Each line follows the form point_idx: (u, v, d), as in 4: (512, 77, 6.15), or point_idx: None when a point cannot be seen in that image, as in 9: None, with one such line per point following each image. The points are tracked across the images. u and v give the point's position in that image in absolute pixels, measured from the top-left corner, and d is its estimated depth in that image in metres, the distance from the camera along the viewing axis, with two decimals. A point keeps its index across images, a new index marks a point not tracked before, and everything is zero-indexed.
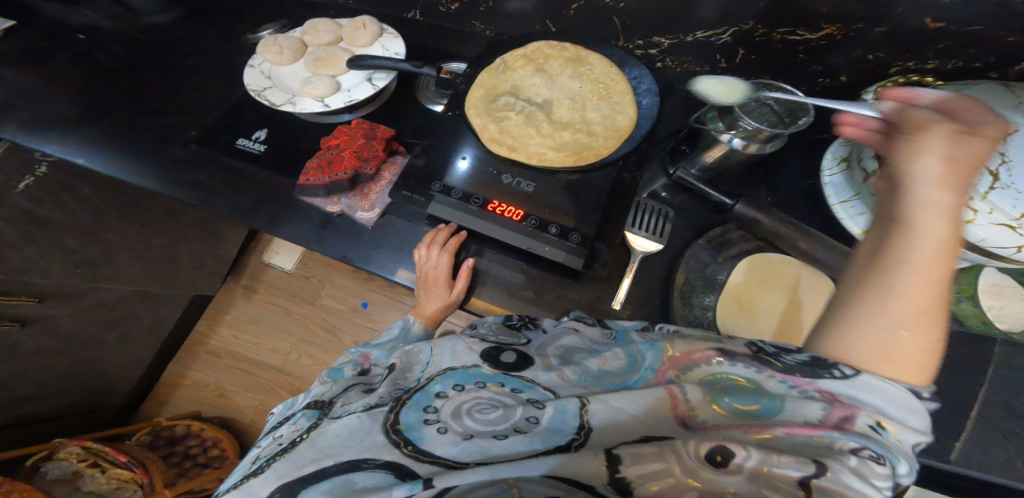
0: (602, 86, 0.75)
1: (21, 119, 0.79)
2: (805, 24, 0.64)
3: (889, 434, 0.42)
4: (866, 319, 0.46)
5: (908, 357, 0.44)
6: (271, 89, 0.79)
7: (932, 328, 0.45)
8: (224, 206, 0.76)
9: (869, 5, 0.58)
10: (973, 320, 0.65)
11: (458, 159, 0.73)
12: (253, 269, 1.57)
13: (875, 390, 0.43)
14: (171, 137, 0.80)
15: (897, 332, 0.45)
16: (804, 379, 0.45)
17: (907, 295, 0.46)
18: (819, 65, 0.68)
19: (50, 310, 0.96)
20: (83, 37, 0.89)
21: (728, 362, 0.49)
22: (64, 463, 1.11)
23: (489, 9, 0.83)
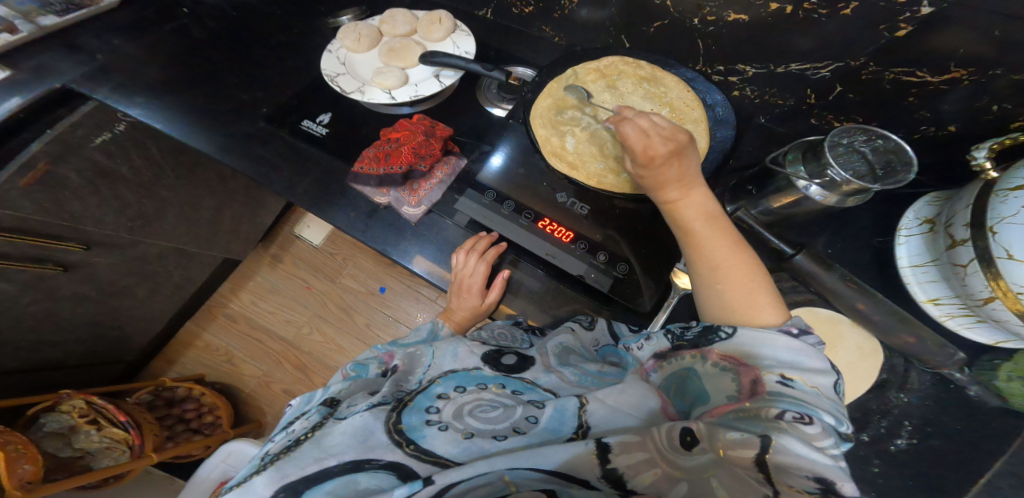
0: (674, 111, 0.72)
1: (107, 80, 0.82)
2: (929, 65, 0.58)
3: (797, 385, 0.46)
4: (700, 291, 0.58)
5: (737, 301, 0.54)
6: (343, 76, 0.79)
7: (740, 275, 0.55)
8: (278, 183, 0.76)
9: (1004, 48, 0.52)
10: (1019, 399, 0.62)
11: (493, 155, 0.74)
12: (283, 240, 1.58)
13: (761, 347, 0.49)
14: (241, 112, 0.81)
15: (719, 290, 0.55)
16: (709, 353, 0.51)
17: (716, 259, 0.57)
18: (928, 112, 0.63)
19: (94, 258, 0.97)
20: (185, 10, 0.91)
21: (667, 365, 0.54)
22: (64, 416, 1.13)
23: (564, 16, 0.82)
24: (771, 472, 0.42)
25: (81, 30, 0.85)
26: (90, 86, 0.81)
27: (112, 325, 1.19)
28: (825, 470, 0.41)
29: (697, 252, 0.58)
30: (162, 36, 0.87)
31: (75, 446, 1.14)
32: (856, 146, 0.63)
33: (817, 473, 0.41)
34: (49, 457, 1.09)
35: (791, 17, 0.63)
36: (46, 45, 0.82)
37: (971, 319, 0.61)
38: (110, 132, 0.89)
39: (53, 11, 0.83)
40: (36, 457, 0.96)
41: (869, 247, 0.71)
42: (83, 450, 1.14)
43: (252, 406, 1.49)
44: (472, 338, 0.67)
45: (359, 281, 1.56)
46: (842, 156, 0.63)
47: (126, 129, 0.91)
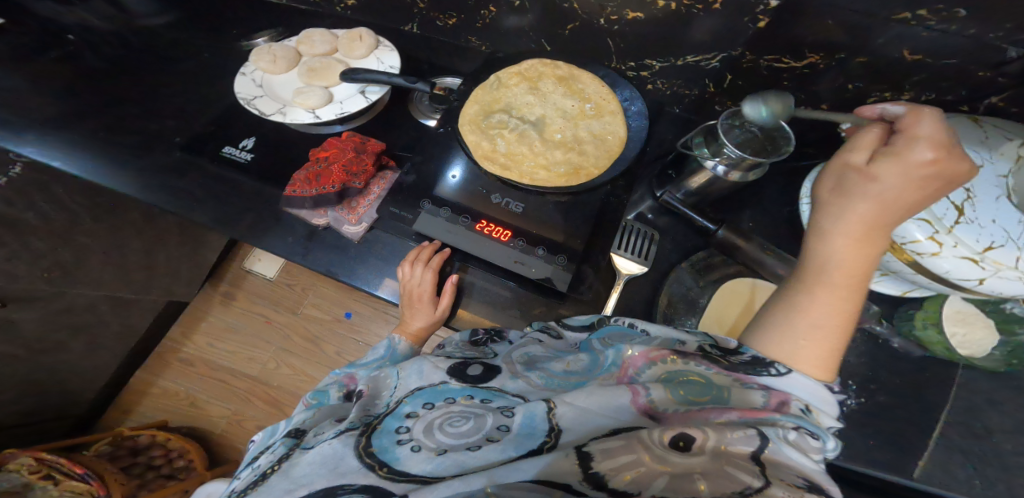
0: (593, 105, 0.76)
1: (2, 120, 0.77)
2: (792, 52, 0.64)
3: (815, 416, 0.46)
4: (776, 335, 0.53)
5: (817, 362, 0.50)
6: (261, 98, 0.79)
7: (826, 341, 0.51)
8: (207, 214, 0.75)
9: (851, 34, 0.57)
10: (937, 347, 0.68)
11: (448, 175, 0.73)
12: (233, 276, 1.54)
13: (802, 385, 0.48)
14: (158, 144, 0.79)
15: (801, 345, 0.51)
16: (745, 373, 0.49)
17: (820, 316, 0.52)
18: (800, 92, 0.69)
19: (12, 315, 0.93)
20: (72, 36, 0.89)
21: (682, 361, 0.52)
22: (14, 475, 1.07)
23: (487, 25, 0.84)
24: (764, 466, 0.43)
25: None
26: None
27: (47, 384, 1.14)
28: (818, 475, 0.43)
29: (806, 297, 0.53)
30: (68, 75, 0.85)
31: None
32: (747, 126, 0.65)
33: (807, 475, 0.43)
34: None
35: (678, 13, 0.67)
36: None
37: (879, 275, 0.67)
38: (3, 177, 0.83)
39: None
40: None
41: (784, 219, 0.76)
42: None
43: (226, 446, 1.43)
44: (437, 354, 0.66)
45: (321, 309, 1.53)
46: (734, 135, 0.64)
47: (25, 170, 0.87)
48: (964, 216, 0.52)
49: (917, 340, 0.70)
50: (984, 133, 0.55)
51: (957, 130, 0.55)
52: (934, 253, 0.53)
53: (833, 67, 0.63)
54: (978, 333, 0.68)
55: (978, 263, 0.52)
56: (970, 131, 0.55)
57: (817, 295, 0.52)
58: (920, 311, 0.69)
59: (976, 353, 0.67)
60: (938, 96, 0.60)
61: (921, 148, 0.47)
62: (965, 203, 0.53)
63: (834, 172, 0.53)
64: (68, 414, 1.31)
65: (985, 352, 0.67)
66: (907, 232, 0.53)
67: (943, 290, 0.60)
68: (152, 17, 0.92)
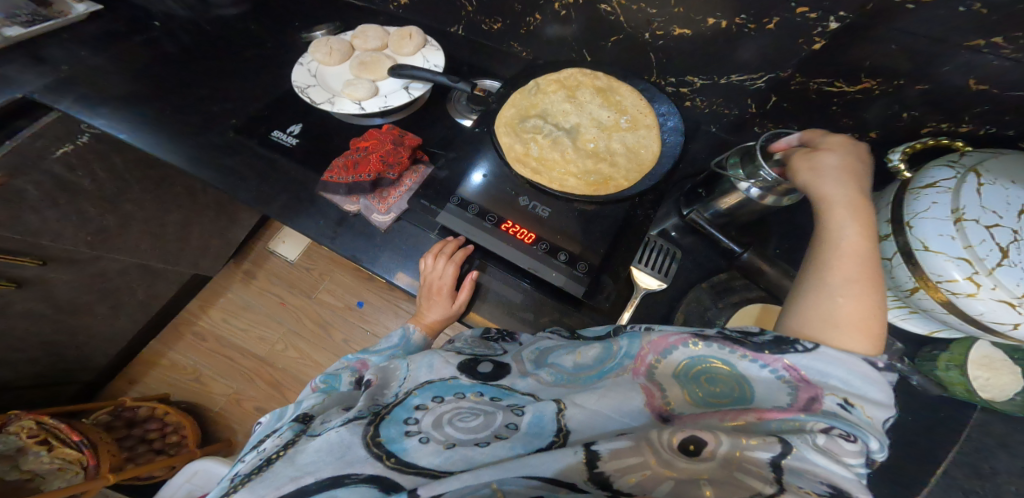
0: (629, 118, 0.77)
1: (83, 92, 0.82)
2: (844, 76, 0.64)
3: (857, 412, 0.44)
4: (807, 299, 0.52)
5: (857, 318, 0.49)
6: (314, 87, 0.81)
7: (866, 297, 0.50)
8: (243, 191, 0.76)
9: (915, 61, 0.57)
10: (958, 388, 0.68)
11: (474, 173, 0.74)
12: (256, 255, 1.56)
13: (833, 359, 0.47)
14: (206, 122, 0.81)
15: (838, 302, 0.50)
16: (771, 357, 0.48)
17: (851, 274, 0.51)
18: (852, 119, 0.70)
19: (51, 275, 0.94)
20: (160, 25, 0.92)
21: (703, 345, 0.51)
22: (13, 437, 1.08)
23: (530, 32, 0.86)
24: (783, 474, 0.42)
25: (41, 39, 0.87)
26: (52, 97, 0.82)
27: (67, 345, 1.16)
28: (847, 482, 0.41)
29: (835, 259, 0.52)
30: (127, 50, 0.88)
31: (23, 468, 1.11)
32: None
33: (833, 482, 0.41)
34: None
35: (727, 32, 0.68)
36: (11, 53, 0.83)
37: (906, 310, 0.67)
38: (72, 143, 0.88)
39: (19, 22, 0.85)
40: None
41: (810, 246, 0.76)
42: (30, 472, 1.12)
43: (220, 424, 1.45)
44: (447, 349, 0.67)
45: (334, 295, 1.54)
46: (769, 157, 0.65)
47: (88, 138, 0.90)
48: (1008, 259, 0.51)
49: (937, 379, 0.69)
50: None
51: (1012, 169, 0.54)
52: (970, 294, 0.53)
53: (889, 94, 0.63)
54: (1003, 378, 0.67)
55: (1016, 307, 0.51)
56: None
57: (844, 256, 0.52)
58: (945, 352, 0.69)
59: (998, 397, 0.67)
60: (997, 130, 0.59)
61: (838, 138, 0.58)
62: (1011, 246, 0.51)
63: (802, 160, 0.59)
64: (81, 377, 1.34)
65: (1007, 397, 0.67)
66: (945, 270, 0.54)
67: (973, 332, 0.59)
68: (227, 8, 0.95)
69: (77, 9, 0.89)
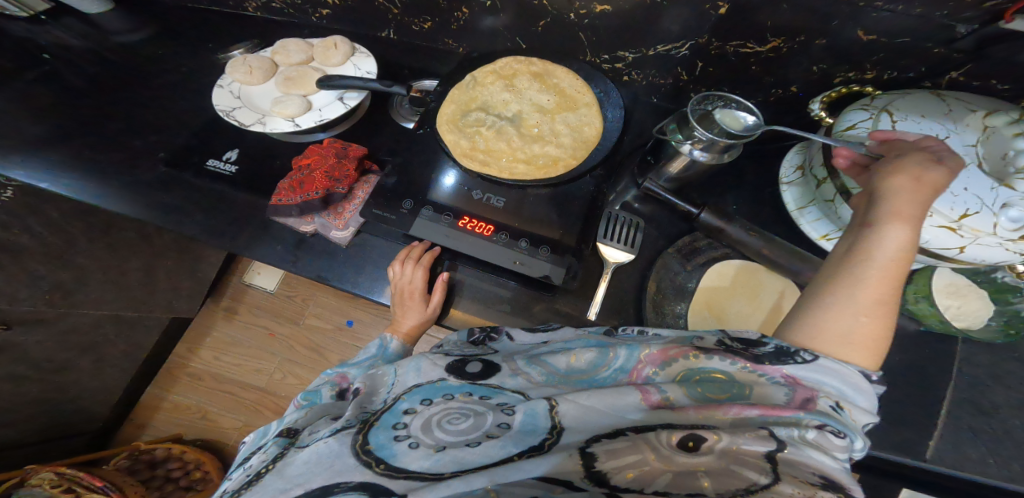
0: (569, 98, 0.77)
1: None
2: (753, 37, 0.65)
3: (848, 414, 0.46)
4: (829, 311, 0.51)
5: (868, 341, 0.49)
6: (239, 109, 0.80)
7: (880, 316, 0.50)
8: (195, 226, 0.76)
9: (814, 18, 0.58)
10: (931, 318, 0.69)
11: (444, 175, 0.75)
12: (234, 291, 1.56)
13: (831, 371, 0.48)
14: (149, 161, 0.80)
15: (860, 321, 0.50)
16: (771, 367, 0.50)
17: (880, 294, 0.50)
18: (773, 77, 0.71)
19: (20, 339, 0.97)
20: (49, 55, 0.89)
21: (706, 358, 0.52)
22: (37, 489, 1.09)
23: (461, 27, 0.85)
24: (778, 464, 0.44)
25: None
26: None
27: (60, 402, 1.16)
28: (836, 472, 0.43)
29: (867, 272, 0.51)
30: (56, 93, 0.84)
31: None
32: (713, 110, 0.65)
33: (824, 473, 0.43)
34: None
35: (644, 4, 0.68)
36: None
37: None
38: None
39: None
40: None
41: (765, 199, 0.77)
42: None
43: (229, 457, 1.46)
44: (435, 352, 0.68)
45: (322, 318, 1.55)
46: (731, 124, 0.64)
47: (15, 193, 0.85)
48: None
49: (910, 313, 0.71)
50: (949, 107, 0.56)
51: (922, 106, 0.57)
52: None
53: (799, 51, 0.64)
54: (973, 305, 0.70)
55: (955, 231, 0.53)
56: (933, 104, 0.57)
57: (875, 271, 0.51)
58: (909, 285, 0.70)
59: (972, 325, 0.69)
60: (899, 74, 0.62)
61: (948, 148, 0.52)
62: None
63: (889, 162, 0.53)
64: (82, 431, 1.34)
65: (982, 323, 0.69)
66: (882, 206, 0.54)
67: (929, 261, 0.61)
68: (128, 35, 0.95)
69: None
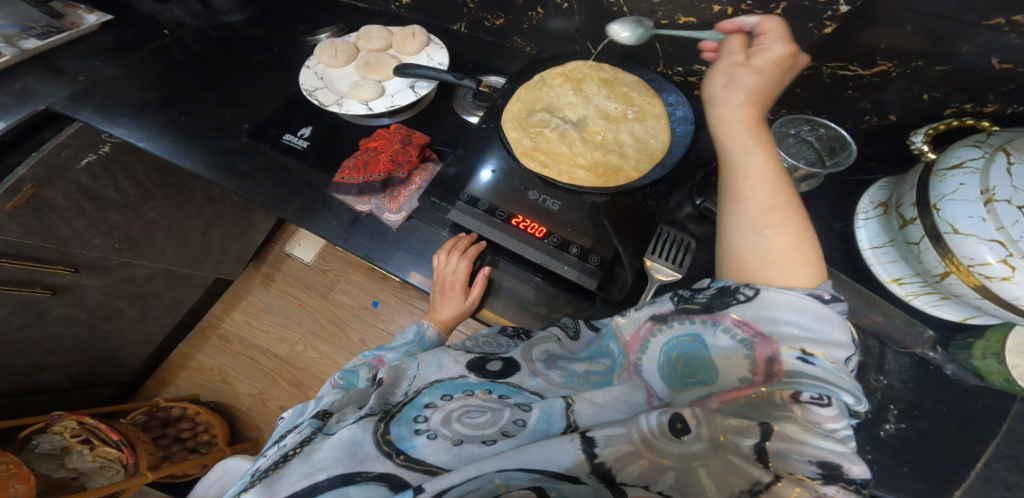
0: (637, 108, 0.76)
1: (99, 102, 0.86)
2: (860, 60, 0.63)
3: (818, 361, 0.43)
4: (735, 235, 0.51)
5: (785, 253, 0.48)
6: (322, 89, 0.82)
7: (794, 232, 0.49)
8: (258, 194, 0.78)
9: (932, 41, 0.56)
10: (996, 377, 0.64)
11: (483, 170, 0.74)
12: (274, 259, 1.60)
13: (778, 303, 0.46)
14: (225, 129, 0.84)
15: (765, 235, 0.50)
16: (721, 314, 0.49)
17: (766, 203, 0.51)
18: (870, 102, 0.68)
19: (82, 280, 0.98)
20: (168, 32, 0.97)
21: (667, 328, 0.52)
22: (57, 437, 1.14)
23: (533, 27, 0.85)
24: (773, 456, 0.41)
25: (64, 54, 0.91)
26: (72, 107, 0.86)
27: (102, 348, 1.21)
28: (835, 455, 0.40)
29: (749, 203, 0.51)
30: (150, 64, 0.92)
31: (68, 466, 1.15)
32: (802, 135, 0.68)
33: (821, 457, 0.40)
34: (42, 478, 1.10)
35: (732, 19, 0.67)
36: (28, 66, 0.87)
37: (936, 297, 0.64)
38: (94, 153, 0.92)
39: (35, 35, 0.88)
40: (29, 476, 0.97)
41: (832, 232, 0.74)
42: (77, 470, 1.15)
43: (248, 424, 1.49)
44: (456, 347, 0.68)
45: (351, 296, 1.57)
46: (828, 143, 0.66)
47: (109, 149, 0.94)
48: None
49: (974, 369, 0.66)
50: None
51: None
52: (1003, 279, 0.51)
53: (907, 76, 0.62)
54: None
55: None
56: None
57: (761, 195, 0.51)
58: (981, 340, 0.66)
59: None
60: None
61: (771, 44, 0.55)
62: None
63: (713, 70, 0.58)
64: (119, 379, 1.39)
65: None
66: (976, 255, 0.52)
67: (1011, 318, 0.57)
68: (230, 14, 0.99)
69: (89, 20, 0.94)
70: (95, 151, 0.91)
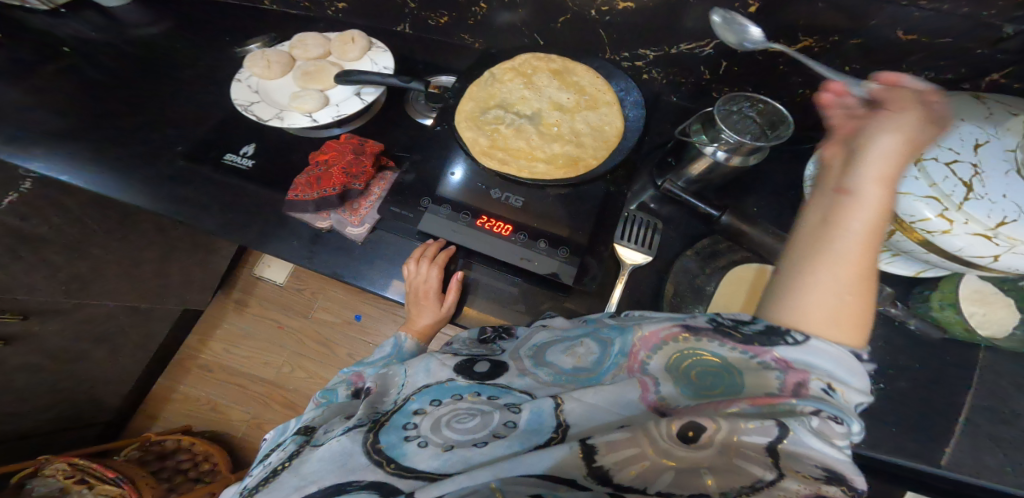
0: (589, 96, 0.76)
1: (1, 133, 0.78)
2: (783, 35, 0.63)
3: (839, 396, 0.43)
4: (817, 287, 0.47)
5: (852, 320, 0.46)
6: (258, 104, 0.80)
7: (866, 284, 0.47)
8: (209, 221, 0.76)
9: (849, 17, 0.58)
10: (957, 327, 0.66)
11: (449, 173, 0.74)
12: (244, 283, 1.57)
13: (823, 353, 0.44)
14: (164, 153, 0.81)
15: (844, 299, 0.46)
16: (761, 348, 0.45)
17: (860, 266, 0.47)
18: (799, 76, 0.70)
19: (36, 326, 0.97)
20: (69, 48, 0.91)
21: (693, 338, 0.49)
22: (53, 479, 1.11)
23: (479, 22, 0.84)
24: (780, 458, 0.42)
25: None
26: None
27: (74, 391, 1.17)
28: (839, 463, 0.41)
29: (849, 244, 0.48)
30: (80, 89, 0.86)
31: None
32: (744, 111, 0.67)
33: (827, 464, 0.41)
34: None
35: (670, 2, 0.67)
36: None
37: (889, 255, 0.67)
38: (17, 192, 0.83)
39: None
40: None
41: (786, 202, 0.75)
42: None
43: (237, 451, 1.46)
44: (445, 351, 0.67)
45: (331, 312, 1.55)
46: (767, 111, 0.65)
47: (33, 185, 0.85)
48: (975, 191, 0.51)
49: (935, 321, 0.68)
50: (988, 109, 0.55)
51: (959, 108, 0.56)
52: (946, 230, 0.52)
53: (830, 50, 0.63)
54: (999, 313, 0.67)
55: (993, 239, 0.50)
56: (972, 107, 0.56)
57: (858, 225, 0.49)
58: (935, 292, 0.69)
59: (1000, 334, 0.66)
60: (937, 74, 0.60)
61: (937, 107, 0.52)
62: (973, 180, 0.51)
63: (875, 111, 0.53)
64: (96, 421, 1.35)
65: (1006, 332, 0.66)
66: (916, 211, 0.53)
67: (958, 269, 0.59)
68: (146, 27, 0.97)
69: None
70: (15, 190, 0.83)
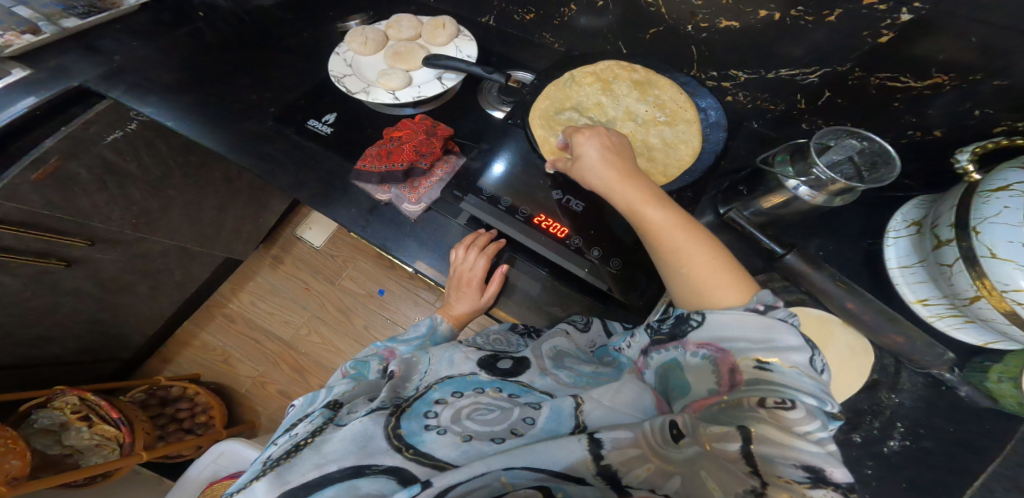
0: (669, 110, 0.75)
1: (130, 82, 0.86)
2: (911, 70, 0.61)
3: (774, 368, 0.45)
4: (668, 281, 0.57)
5: (708, 285, 0.53)
6: (349, 77, 0.82)
7: (711, 251, 0.55)
8: (282, 180, 0.79)
9: (983, 55, 0.54)
10: (1009, 400, 0.58)
11: (494, 163, 0.74)
12: (284, 242, 1.59)
13: (722, 325, 0.49)
14: (252, 112, 0.85)
15: (687, 274, 0.55)
16: (683, 341, 0.52)
17: (680, 246, 0.56)
18: (913, 117, 0.65)
19: (97, 254, 1.00)
20: (202, 14, 0.97)
21: (650, 358, 0.54)
22: (56, 412, 1.13)
23: (563, 23, 0.85)
24: (755, 461, 0.42)
25: (100, 32, 0.90)
26: (105, 85, 0.86)
27: (109, 323, 1.21)
28: (806, 452, 0.41)
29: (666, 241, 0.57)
30: (187, 44, 0.92)
31: (64, 443, 1.14)
32: (841, 146, 0.65)
33: (798, 458, 0.41)
34: (36, 454, 1.09)
35: (782, 24, 0.66)
36: (68, 46, 0.87)
37: (960, 320, 0.61)
38: (121, 130, 0.92)
39: (76, 14, 0.88)
40: (25, 453, 0.99)
41: (859, 249, 0.71)
42: (71, 448, 1.14)
43: (245, 407, 1.48)
44: (467, 343, 0.67)
45: (357, 283, 1.56)
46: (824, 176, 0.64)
47: (136, 127, 0.95)
48: None
49: (987, 391, 0.60)
50: None
51: None
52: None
53: (961, 90, 0.59)
54: None
55: None
56: None
57: (666, 219, 0.58)
58: (999, 363, 0.60)
59: None
60: None
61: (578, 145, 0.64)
62: None
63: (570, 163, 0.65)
64: (117, 356, 1.39)
65: None
66: (1011, 280, 0.51)
67: None
68: None
69: None
70: (121, 128, 0.92)
